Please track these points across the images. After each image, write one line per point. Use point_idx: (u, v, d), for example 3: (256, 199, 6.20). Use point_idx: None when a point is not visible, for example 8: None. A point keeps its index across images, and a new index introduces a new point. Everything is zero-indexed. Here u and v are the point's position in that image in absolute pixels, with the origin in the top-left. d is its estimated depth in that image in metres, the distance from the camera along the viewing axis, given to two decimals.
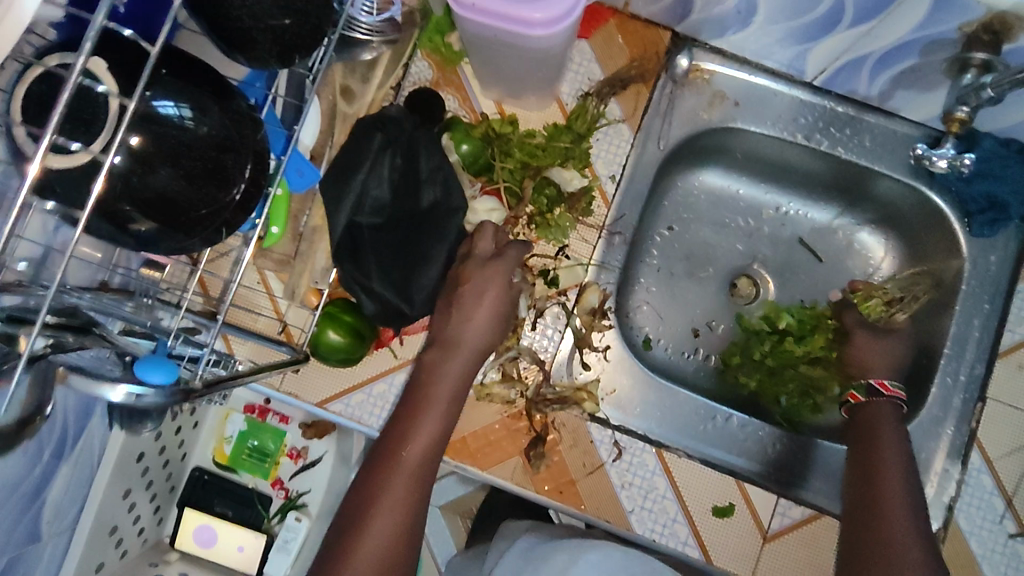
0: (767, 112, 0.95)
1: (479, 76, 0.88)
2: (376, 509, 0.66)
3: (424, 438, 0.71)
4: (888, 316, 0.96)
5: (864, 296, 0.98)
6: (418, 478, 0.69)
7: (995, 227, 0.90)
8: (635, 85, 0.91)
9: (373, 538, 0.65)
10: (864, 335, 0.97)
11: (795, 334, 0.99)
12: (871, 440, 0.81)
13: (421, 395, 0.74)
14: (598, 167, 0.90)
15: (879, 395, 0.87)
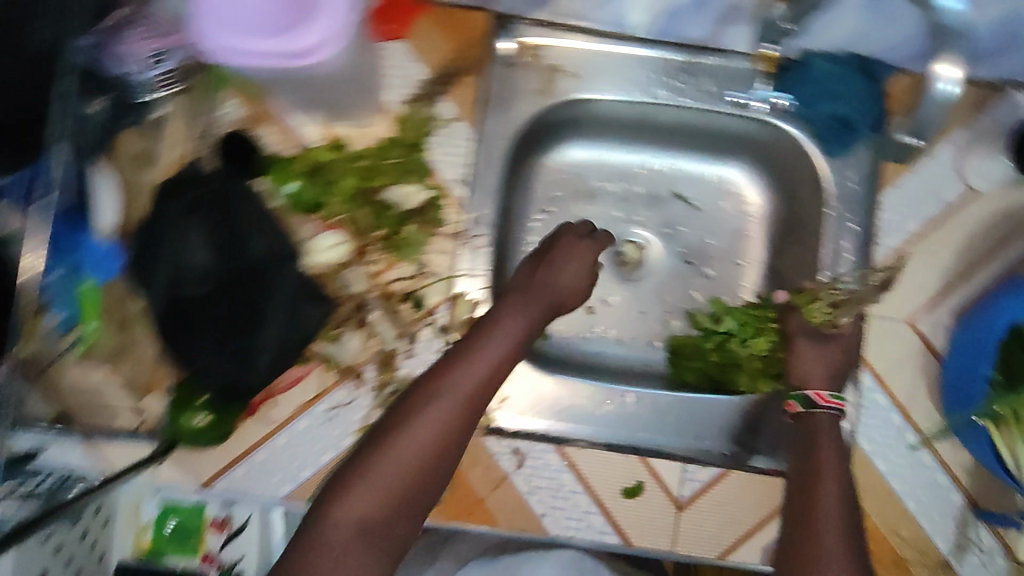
0: (600, 74, 0.89)
1: (292, 104, 0.82)
2: (378, 457, 0.64)
3: (466, 383, 0.69)
4: (831, 321, 0.85)
5: (809, 299, 0.88)
6: (442, 430, 0.66)
7: (848, 145, 0.87)
8: (460, 77, 0.86)
9: (414, 442, 0.65)
10: (803, 344, 0.85)
11: (737, 334, 0.96)
12: (809, 436, 0.77)
13: (482, 337, 0.75)
14: (441, 173, 0.84)
15: (818, 408, 0.78)
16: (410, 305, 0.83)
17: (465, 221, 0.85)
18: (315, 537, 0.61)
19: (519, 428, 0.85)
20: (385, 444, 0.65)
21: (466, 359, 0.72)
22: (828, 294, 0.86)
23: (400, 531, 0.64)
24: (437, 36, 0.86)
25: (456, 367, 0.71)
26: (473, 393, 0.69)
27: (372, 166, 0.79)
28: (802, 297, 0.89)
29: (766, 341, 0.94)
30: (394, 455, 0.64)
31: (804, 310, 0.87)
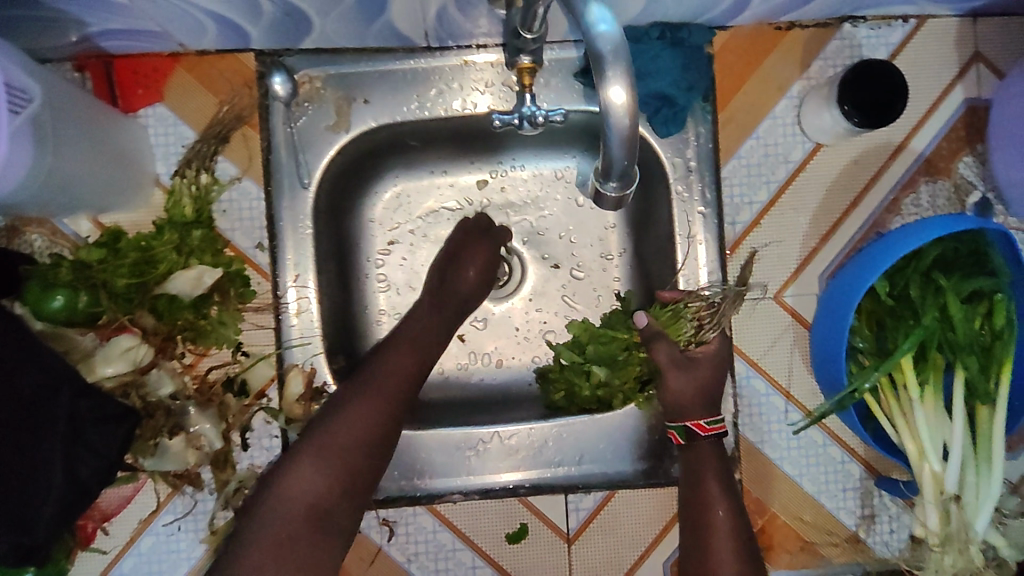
0: (396, 96, 0.80)
1: (50, 211, 0.71)
2: (319, 440, 0.68)
3: (390, 371, 0.73)
4: (697, 340, 0.79)
5: (673, 316, 0.78)
6: (382, 411, 0.70)
7: (677, 121, 0.79)
8: (238, 130, 0.78)
9: (313, 469, 0.66)
10: (679, 382, 0.74)
11: (606, 359, 0.79)
12: (697, 473, 0.72)
13: (404, 331, 0.78)
14: (239, 242, 0.78)
15: (700, 437, 0.73)
16: (232, 394, 0.76)
17: (279, 289, 0.76)
18: (258, 522, 0.63)
19: (382, 496, 0.76)
20: (339, 421, 0.69)
21: (397, 345, 0.76)
22: (690, 311, 0.78)
23: (339, 516, 0.66)
24: (198, 89, 0.77)
25: (388, 353, 0.75)
26: (409, 377, 0.74)
27: (148, 257, 0.72)
28: (665, 316, 0.78)
29: (636, 367, 0.80)
30: (337, 436, 0.68)
31: (671, 330, 0.78)
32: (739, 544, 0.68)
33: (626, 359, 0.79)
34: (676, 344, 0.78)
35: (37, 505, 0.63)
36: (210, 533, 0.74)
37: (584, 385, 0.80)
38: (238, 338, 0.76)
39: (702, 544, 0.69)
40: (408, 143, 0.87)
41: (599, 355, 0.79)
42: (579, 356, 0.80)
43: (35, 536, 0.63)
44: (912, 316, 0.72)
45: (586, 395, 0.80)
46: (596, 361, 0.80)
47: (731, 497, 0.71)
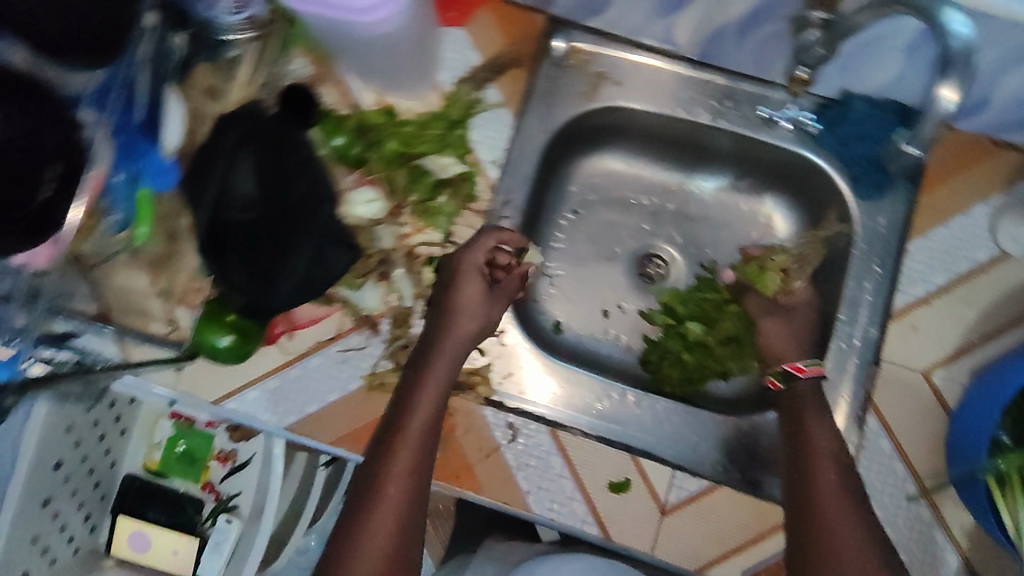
0: (646, 88, 0.93)
1: (355, 69, 0.88)
2: (393, 462, 0.74)
3: (406, 457, 0.74)
4: (790, 288, 0.95)
5: (759, 271, 0.97)
6: (408, 496, 0.73)
7: (880, 190, 0.89)
8: (511, 69, 0.92)
9: (393, 485, 0.73)
10: (772, 322, 0.92)
11: (699, 321, 0.99)
12: (798, 424, 0.81)
13: (413, 398, 0.78)
14: (480, 153, 0.90)
15: (796, 378, 0.84)
16: (430, 269, 0.88)
17: (497, 203, 0.91)
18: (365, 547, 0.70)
19: (518, 405, 0.88)
20: (371, 520, 0.72)
21: (407, 419, 0.76)
22: (777, 266, 0.97)
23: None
24: (493, 27, 0.92)
25: (401, 437, 0.75)
26: (422, 456, 0.75)
27: (416, 134, 0.86)
28: (755, 271, 0.97)
29: (729, 320, 0.98)
30: (373, 532, 0.71)
31: (760, 284, 0.96)
32: (844, 491, 0.75)
33: (718, 314, 0.99)
34: (764, 294, 0.95)
35: (279, 278, 0.77)
36: (370, 373, 0.85)
37: (682, 346, 0.98)
38: (450, 229, 0.88)
39: (806, 494, 0.75)
40: (630, 133, 1.01)
41: (693, 312, 1.00)
42: (674, 318, 1.01)
43: (265, 302, 0.77)
44: None
45: (686, 357, 0.98)
46: (689, 319, 1.00)
47: (837, 452, 0.78)
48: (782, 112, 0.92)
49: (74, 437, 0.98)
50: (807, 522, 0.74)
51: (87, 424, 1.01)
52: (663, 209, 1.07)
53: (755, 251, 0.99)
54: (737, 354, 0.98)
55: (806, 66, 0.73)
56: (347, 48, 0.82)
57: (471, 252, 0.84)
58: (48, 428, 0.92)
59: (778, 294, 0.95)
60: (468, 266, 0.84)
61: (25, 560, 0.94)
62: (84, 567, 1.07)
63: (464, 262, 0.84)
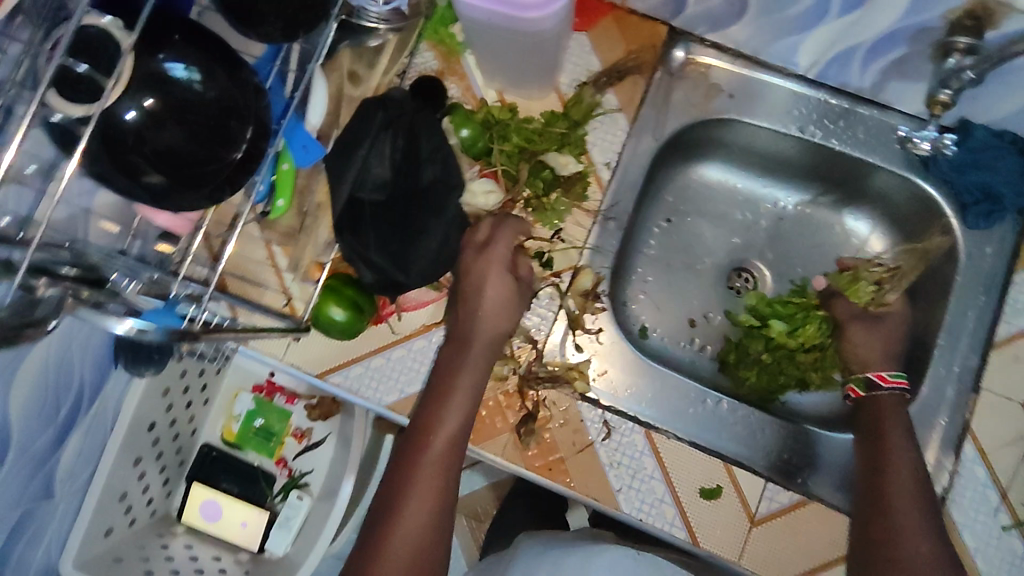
0: (758, 104, 0.96)
1: (482, 67, 0.91)
2: (421, 462, 0.75)
3: (430, 463, 0.75)
4: (880, 297, 0.97)
5: (852, 279, 0.98)
6: (433, 506, 0.73)
7: (990, 219, 0.89)
8: (632, 75, 0.94)
9: (423, 484, 0.74)
10: (858, 328, 0.95)
11: (785, 326, 0.99)
12: (876, 442, 0.81)
13: (441, 407, 0.78)
14: (594, 154, 0.92)
15: (880, 387, 0.87)
16: (538, 263, 0.89)
17: (606, 204, 0.92)
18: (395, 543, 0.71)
19: (612, 404, 0.88)
20: (393, 530, 0.71)
21: (433, 428, 0.77)
22: (869, 274, 0.98)
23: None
24: (617, 35, 0.95)
25: (427, 438, 0.76)
26: (445, 465, 0.75)
27: (539, 131, 0.89)
28: (845, 278, 0.99)
29: (814, 324, 0.98)
30: (396, 542, 0.71)
31: (850, 292, 0.98)
32: (925, 517, 0.74)
33: (803, 317, 0.99)
34: (857, 303, 0.97)
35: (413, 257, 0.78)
36: None
37: (765, 346, 0.98)
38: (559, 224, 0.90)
39: (875, 480, 0.78)
40: (733, 148, 1.03)
41: (778, 313, 1.00)
42: (758, 318, 1.01)
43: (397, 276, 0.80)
44: None
45: (765, 357, 0.98)
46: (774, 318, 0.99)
47: (915, 471, 0.78)
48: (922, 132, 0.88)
49: (168, 400, 1.01)
50: (874, 505, 0.76)
51: (181, 389, 1.03)
52: (755, 224, 1.09)
53: (850, 262, 1.01)
54: (815, 359, 0.98)
55: (948, 88, 0.79)
56: (482, 43, 0.85)
57: (496, 249, 0.83)
58: (151, 388, 0.95)
59: (869, 305, 0.97)
60: (500, 254, 0.83)
61: (110, 517, 0.97)
62: (156, 531, 1.09)
63: (492, 259, 0.82)
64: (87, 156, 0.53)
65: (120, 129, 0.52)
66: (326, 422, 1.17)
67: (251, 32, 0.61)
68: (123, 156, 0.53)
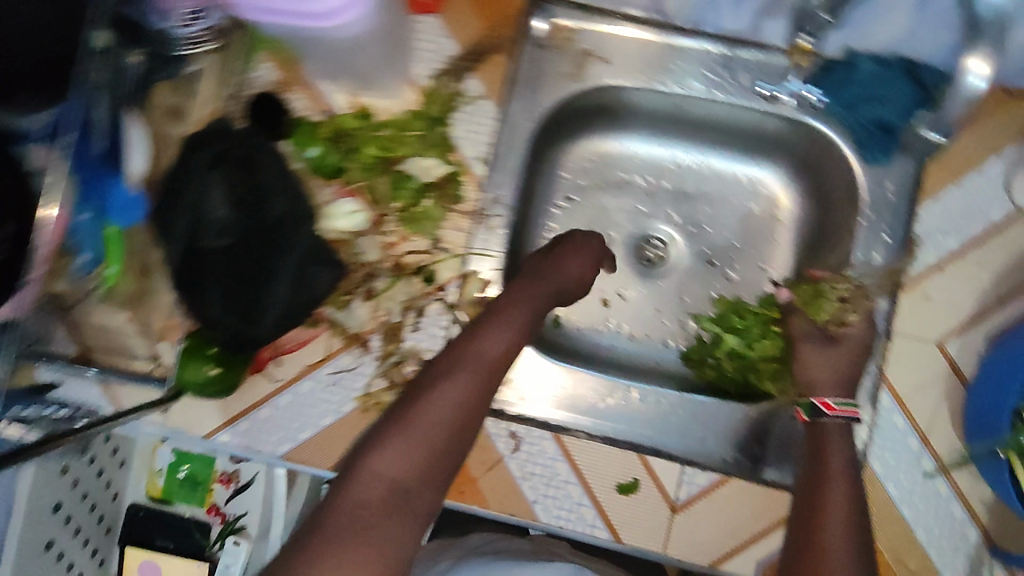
0: (634, 62, 0.88)
1: (324, 68, 0.81)
2: (458, 362, 0.68)
3: (472, 361, 0.68)
4: (840, 317, 0.84)
5: (814, 294, 0.88)
6: (466, 400, 0.65)
7: (889, 152, 0.84)
8: (489, 56, 0.84)
9: (459, 383, 0.66)
10: (807, 350, 0.86)
11: (741, 335, 0.93)
12: (816, 499, 0.71)
13: (493, 320, 0.73)
14: (463, 150, 0.83)
15: (824, 414, 0.78)
16: (420, 278, 0.82)
17: (485, 200, 0.85)
18: (408, 434, 0.62)
19: (517, 412, 0.86)
20: (420, 407, 0.64)
21: (483, 333, 0.71)
22: (834, 290, 0.85)
23: (419, 505, 0.60)
24: (469, 10, 0.83)
25: (475, 345, 0.70)
26: (491, 370, 0.69)
27: (394, 137, 0.79)
28: (807, 292, 0.89)
29: (771, 341, 0.91)
30: (420, 421, 0.63)
31: (811, 305, 0.88)
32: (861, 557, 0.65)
33: (762, 331, 0.92)
34: (813, 321, 0.87)
35: (261, 309, 0.71)
36: (364, 393, 0.82)
37: (724, 357, 0.92)
38: (435, 234, 0.82)
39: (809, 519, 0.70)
40: (619, 112, 0.96)
41: (734, 326, 0.94)
42: (718, 328, 0.95)
43: (255, 330, 0.71)
44: None
45: (730, 370, 0.92)
46: (730, 332, 0.94)
47: (856, 532, 0.68)
48: (783, 85, 0.86)
49: (72, 478, 0.95)
50: (807, 547, 0.67)
51: (86, 461, 0.97)
52: (659, 189, 1.02)
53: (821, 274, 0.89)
54: (780, 373, 0.90)
55: (806, 34, 0.81)
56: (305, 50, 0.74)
57: (591, 241, 0.89)
58: (43, 471, 0.89)
59: (830, 325, 0.84)
60: (584, 240, 0.89)
61: None
62: None
63: (582, 242, 0.88)
64: None
65: None
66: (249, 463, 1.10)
67: None
68: None
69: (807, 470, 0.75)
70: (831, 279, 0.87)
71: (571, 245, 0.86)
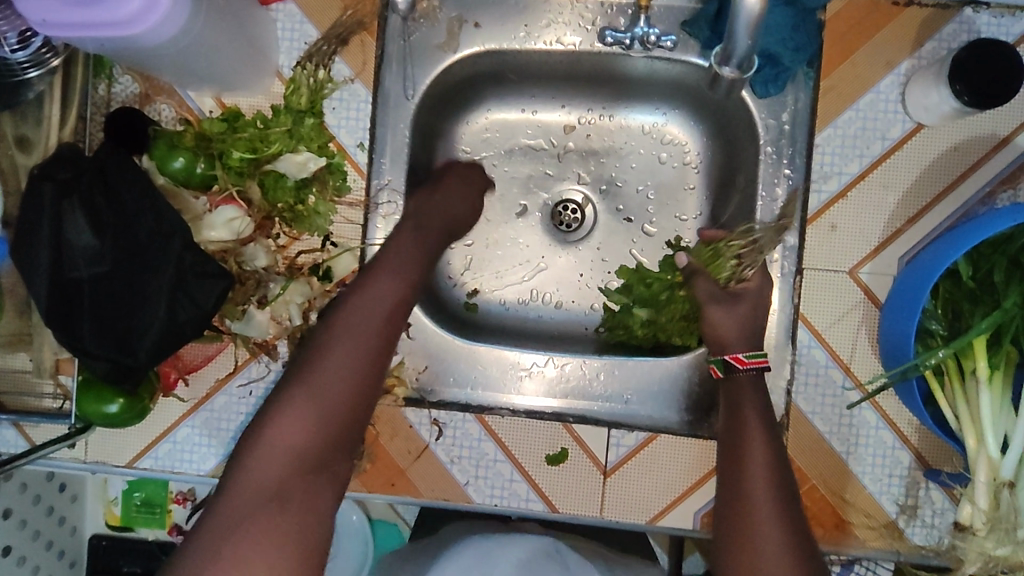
0: (507, 24, 0.84)
1: (181, 77, 0.77)
2: (341, 324, 0.66)
3: (357, 321, 0.67)
4: (738, 274, 0.82)
5: (713, 254, 0.85)
6: (355, 361, 0.65)
7: (779, 83, 0.80)
8: (358, 35, 0.82)
9: (342, 346, 0.65)
10: (716, 313, 0.79)
11: (648, 303, 0.89)
12: (737, 449, 0.70)
13: (377, 272, 0.71)
14: (342, 138, 0.82)
15: (738, 369, 0.75)
16: (317, 278, 0.81)
17: (373, 188, 0.83)
18: (297, 409, 0.61)
19: (439, 398, 0.83)
20: (308, 376, 0.63)
21: (366, 287, 0.70)
22: (729, 247, 0.83)
23: (332, 469, 0.61)
24: None
25: (355, 301, 0.68)
26: (381, 323, 0.68)
27: (259, 135, 0.76)
28: (707, 253, 0.85)
29: (679, 305, 0.87)
30: (316, 386, 0.63)
31: (711, 266, 0.84)
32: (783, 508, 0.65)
33: (668, 297, 0.88)
34: (715, 280, 0.83)
35: (138, 334, 0.69)
36: None
37: (635, 324, 0.89)
38: (328, 228, 0.81)
39: (734, 475, 0.69)
40: (508, 77, 0.92)
41: (641, 295, 0.90)
42: (628, 299, 0.92)
43: (133, 359, 0.69)
44: (991, 302, 0.72)
45: (640, 335, 0.90)
46: (639, 302, 0.90)
47: (778, 483, 0.67)
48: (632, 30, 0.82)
49: (18, 519, 0.94)
50: (734, 508, 0.67)
51: (30, 501, 0.97)
52: (564, 151, 0.99)
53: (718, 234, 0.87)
54: (688, 333, 0.87)
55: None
56: (147, 61, 0.72)
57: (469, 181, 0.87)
58: None
59: (729, 282, 0.83)
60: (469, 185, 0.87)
61: None
62: None
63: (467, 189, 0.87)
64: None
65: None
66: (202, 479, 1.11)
67: None
68: None
69: (725, 428, 0.73)
70: (724, 237, 0.85)
71: (453, 199, 0.83)
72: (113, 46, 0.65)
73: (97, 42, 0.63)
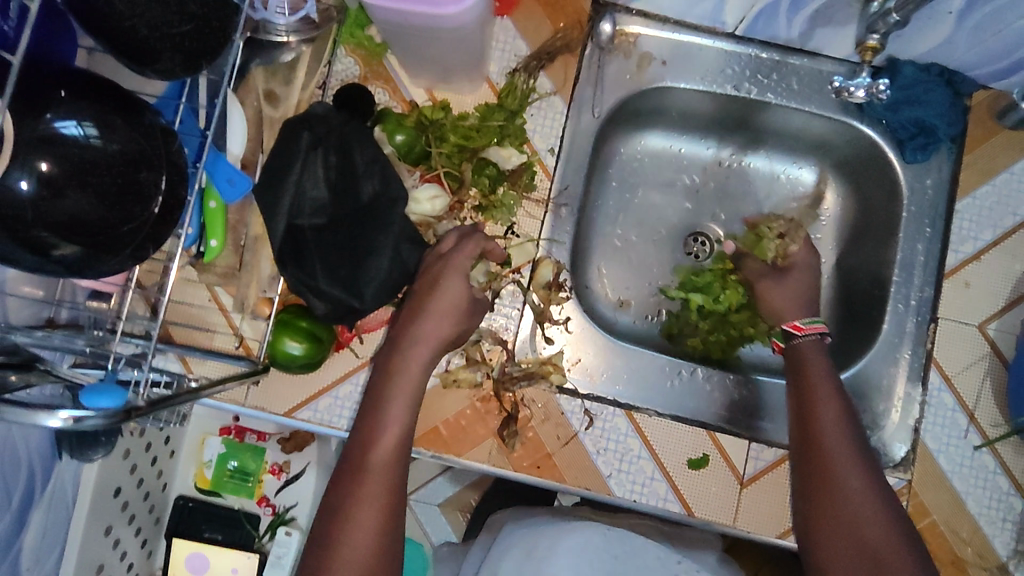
0: (694, 68, 0.94)
1: (406, 64, 0.86)
2: (362, 478, 0.67)
3: (382, 463, 0.68)
4: (783, 248, 0.98)
5: (756, 238, 1.01)
6: (383, 507, 0.66)
7: (927, 152, 0.91)
8: (562, 56, 0.91)
9: (368, 495, 0.66)
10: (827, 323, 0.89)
11: (708, 295, 1.00)
12: (812, 445, 0.73)
13: (383, 408, 0.72)
14: (536, 142, 0.90)
15: (796, 336, 0.84)
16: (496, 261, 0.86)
17: (554, 190, 0.89)
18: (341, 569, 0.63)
19: (590, 391, 0.87)
20: (347, 521, 0.65)
21: (376, 430, 0.70)
22: (771, 229, 1.00)
23: None
24: (541, 16, 0.90)
25: (370, 451, 0.69)
26: (398, 457, 0.69)
27: (475, 127, 0.86)
28: (749, 238, 1.01)
29: (733, 289, 1.00)
30: (349, 542, 0.64)
31: (756, 250, 1.00)
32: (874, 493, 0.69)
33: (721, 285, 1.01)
34: (762, 259, 0.98)
35: (365, 280, 0.78)
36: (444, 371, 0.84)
37: (698, 318, 1.01)
38: (512, 219, 0.87)
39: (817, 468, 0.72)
40: (671, 115, 1.03)
41: (698, 285, 1.01)
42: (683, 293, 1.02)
43: (360, 299, 0.77)
44: None
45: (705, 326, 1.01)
46: (695, 291, 1.01)
47: (867, 470, 0.71)
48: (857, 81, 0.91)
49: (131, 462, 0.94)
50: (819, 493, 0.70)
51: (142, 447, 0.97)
52: (704, 189, 1.08)
53: (755, 221, 1.03)
54: (752, 318, 1.00)
55: (874, 33, 0.81)
56: (401, 41, 0.80)
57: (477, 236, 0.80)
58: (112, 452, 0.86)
59: (776, 260, 0.98)
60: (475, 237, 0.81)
61: None
62: None
63: (453, 262, 0.78)
64: (80, 240, 0.50)
65: (13, 202, 0.47)
66: (302, 453, 1.14)
67: (147, 68, 0.56)
68: (24, 232, 0.48)
69: (797, 436, 0.76)
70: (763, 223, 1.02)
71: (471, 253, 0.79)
72: (410, 24, 0.74)
73: (401, 15, 0.73)
